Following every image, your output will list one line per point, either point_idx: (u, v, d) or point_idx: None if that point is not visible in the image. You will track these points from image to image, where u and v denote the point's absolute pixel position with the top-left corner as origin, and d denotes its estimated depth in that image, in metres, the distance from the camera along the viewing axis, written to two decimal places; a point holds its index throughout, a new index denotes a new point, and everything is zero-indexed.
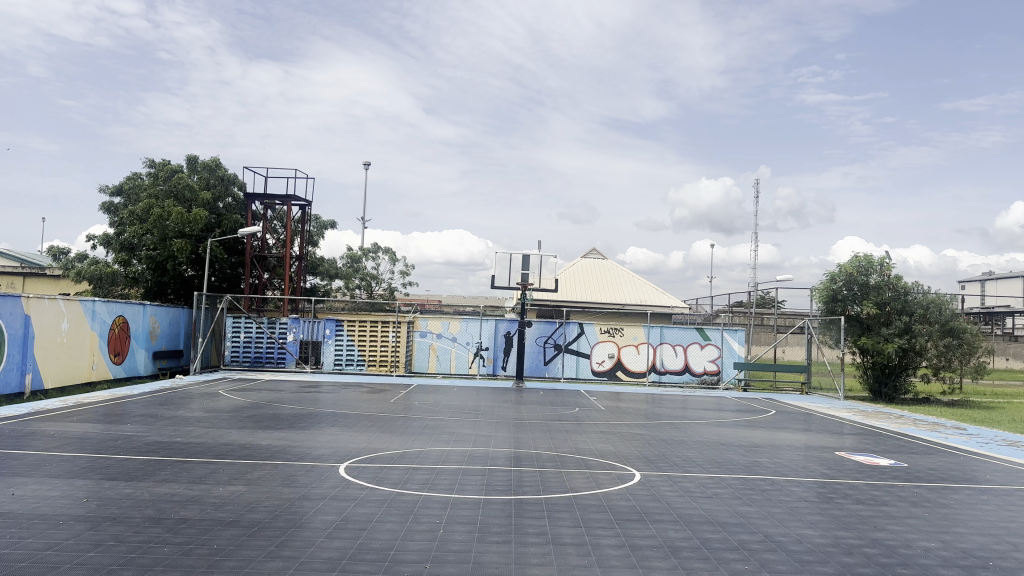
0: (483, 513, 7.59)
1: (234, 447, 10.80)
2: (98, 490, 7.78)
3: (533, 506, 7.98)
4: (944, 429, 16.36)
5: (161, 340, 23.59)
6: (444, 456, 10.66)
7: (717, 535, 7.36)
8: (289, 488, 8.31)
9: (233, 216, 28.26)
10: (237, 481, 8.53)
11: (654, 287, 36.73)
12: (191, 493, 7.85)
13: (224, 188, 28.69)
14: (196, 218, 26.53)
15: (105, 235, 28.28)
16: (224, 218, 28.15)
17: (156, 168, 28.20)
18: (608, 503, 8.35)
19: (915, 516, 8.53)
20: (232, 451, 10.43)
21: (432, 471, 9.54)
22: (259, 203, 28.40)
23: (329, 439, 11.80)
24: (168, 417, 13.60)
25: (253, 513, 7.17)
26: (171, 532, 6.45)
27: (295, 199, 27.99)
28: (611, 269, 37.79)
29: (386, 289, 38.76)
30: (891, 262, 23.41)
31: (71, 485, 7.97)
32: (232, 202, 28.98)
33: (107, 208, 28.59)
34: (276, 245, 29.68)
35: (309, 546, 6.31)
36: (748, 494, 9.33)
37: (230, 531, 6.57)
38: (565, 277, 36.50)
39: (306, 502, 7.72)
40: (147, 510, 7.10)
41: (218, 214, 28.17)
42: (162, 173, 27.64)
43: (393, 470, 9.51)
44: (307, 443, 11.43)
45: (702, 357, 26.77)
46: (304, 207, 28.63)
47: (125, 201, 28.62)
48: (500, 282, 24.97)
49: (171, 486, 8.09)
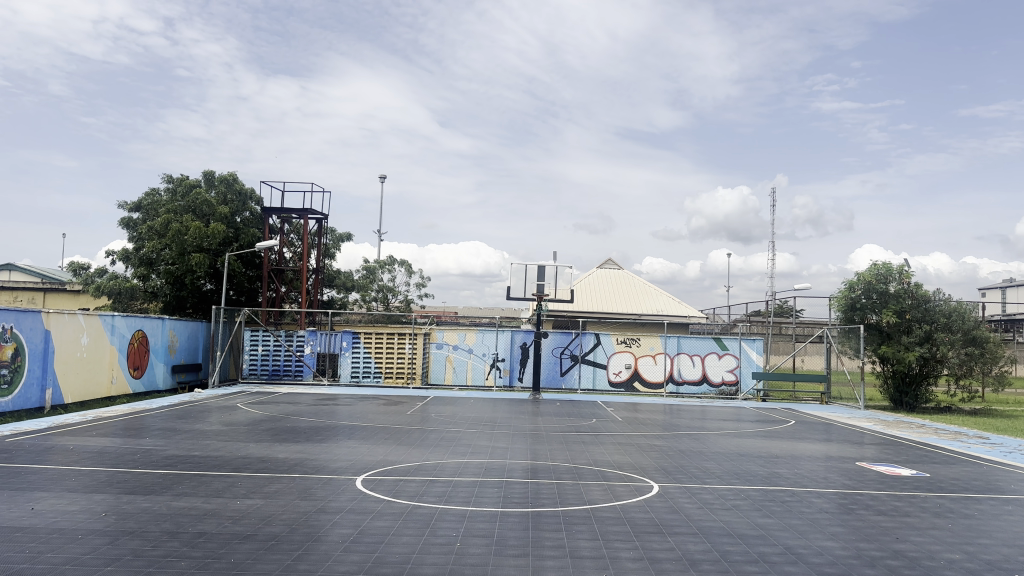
0: (500, 526, 7.55)
1: (252, 460, 10.84)
2: (117, 504, 7.82)
3: (551, 519, 7.93)
4: (966, 439, 16.13)
5: (180, 353, 23.79)
6: (461, 468, 10.63)
7: (736, 547, 7.27)
8: (306, 501, 8.33)
9: (251, 230, 28.50)
10: (254, 494, 8.55)
11: (670, 296, 36.63)
12: (210, 507, 7.88)
13: (241, 203, 28.94)
14: (214, 232, 26.77)
15: (125, 250, 28.59)
16: (242, 233, 28.37)
17: (175, 184, 28.52)
18: (626, 516, 8.27)
19: (938, 527, 8.39)
20: (249, 464, 10.46)
21: (449, 484, 9.51)
22: (276, 216, 28.61)
23: (346, 452, 11.81)
24: (187, 430, 13.67)
25: (271, 527, 7.18)
26: (188, 546, 6.47)
27: (312, 212, 28.17)
28: (628, 278, 37.76)
29: (402, 301, 38.86)
30: (911, 270, 23.18)
31: (90, 499, 8.01)
32: (249, 216, 29.24)
33: (126, 224, 28.92)
34: (293, 259, 29.88)
35: (326, 559, 6.31)
36: (767, 505, 9.21)
37: (247, 545, 6.58)
38: (581, 288, 36.46)
39: (323, 515, 7.73)
40: (165, 524, 7.13)
41: (235, 228, 28.40)
42: (180, 188, 27.95)
43: (410, 483, 9.50)
44: (325, 456, 11.43)
45: (721, 368, 26.60)
46: (321, 220, 28.80)
47: (144, 216, 28.92)
48: (515, 293, 24.96)
49: (190, 500, 8.12)
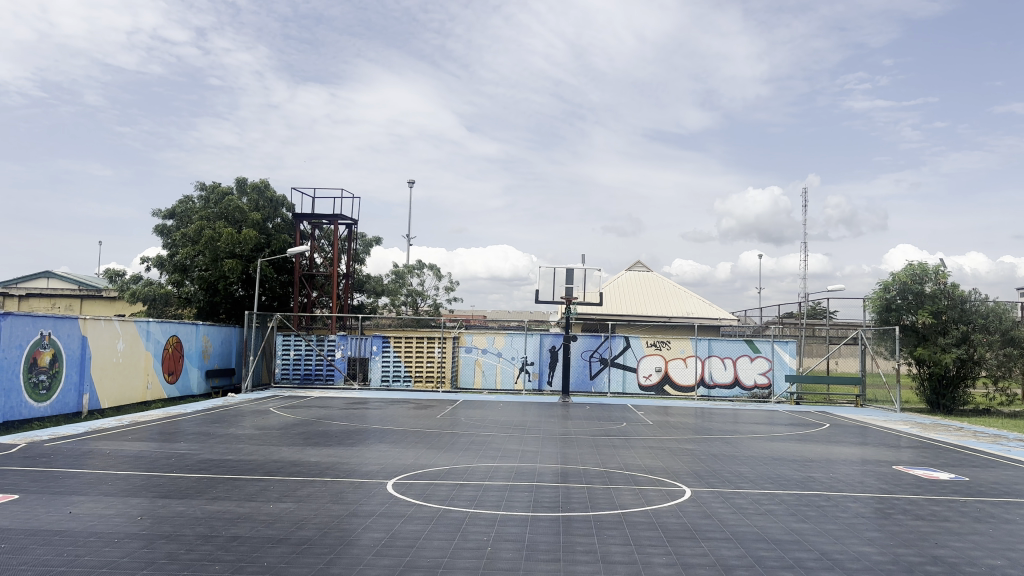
0: (531, 530, 7.53)
1: (285, 464, 10.94)
2: (152, 508, 7.94)
3: (582, 523, 7.89)
4: (1007, 442, 15.74)
5: (214, 358, 24.14)
6: (491, 473, 10.61)
7: (772, 552, 7.15)
8: (338, 504, 8.39)
9: (282, 236, 28.83)
10: (287, 498, 8.63)
11: (701, 299, 36.33)
12: (244, 511, 7.96)
13: (272, 209, 29.29)
14: (247, 238, 27.14)
15: (159, 257, 29.08)
16: (273, 239, 28.71)
17: (208, 191, 28.97)
18: (658, 520, 8.19)
19: (979, 532, 8.19)
20: (282, 468, 10.56)
21: (479, 488, 9.51)
22: (306, 222, 28.89)
23: (377, 456, 11.86)
24: (220, 435, 13.84)
25: (303, 531, 7.23)
26: (222, 550, 6.54)
27: (342, 218, 28.41)
28: (658, 281, 37.52)
29: (431, 305, 39.02)
30: (947, 270, 22.72)
31: (126, 503, 8.15)
32: (281, 222, 29.59)
33: (160, 231, 29.42)
34: (324, 264, 30.16)
35: (357, 563, 6.33)
36: (803, 510, 9.07)
37: (280, 549, 6.64)
38: (611, 291, 36.30)
39: (355, 519, 7.76)
40: (200, 528, 7.22)
41: (267, 235, 28.76)
42: (213, 195, 28.38)
43: (441, 487, 9.51)
44: (356, 459, 11.50)
45: (753, 371, 26.28)
46: (350, 226, 29.03)
47: (177, 224, 29.40)
48: (544, 297, 24.92)
49: (224, 504, 8.22)
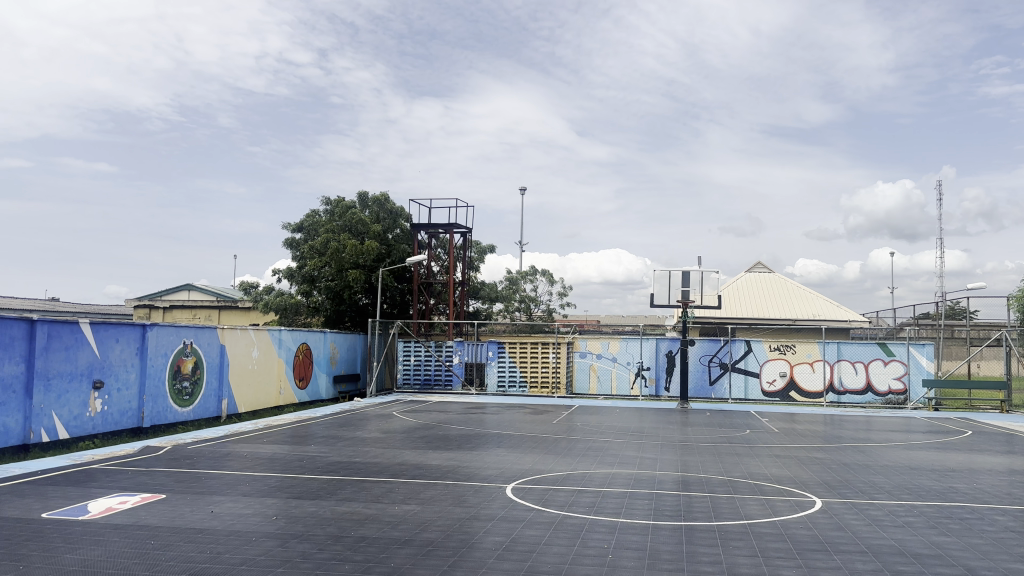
0: (652, 538, 7.39)
1: (407, 467, 11.25)
2: (286, 508, 8.35)
3: (705, 532, 7.67)
4: None
5: (341, 365, 25.21)
6: (609, 479, 10.51)
7: (913, 568, 6.70)
8: (460, 507, 8.53)
9: (402, 246, 29.76)
10: (411, 500, 8.86)
11: (827, 300, 34.65)
12: (370, 512, 8.24)
13: (391, 221, 30.30)
14: (368, 249, 28.20)
15: (289, 269, 30.68)
16: (393, 249, 29.68)
17: (332, 205, 30.33)
18: (787, 532, 7.84)
19: None
20: (405, 471, 10.87)
21: (598, 494, 9.43)
22: (424, 232, 29.71)
23: (495, 460, 12.00)
24: (347, 438, 14.42)
25: (427, 533, 7.40)
26: (351, 550, 6.79)
27: (457, 227, 29.03)
28: (779, 282, 36.11)
29: (545, 310, 39.18)
30: None
31: (262, 503, 8.61)
32: (399, 233, 30.55)
33: (289, 244, 31.06)
34: (441, 272, 30.89)
35: (480, 566, 6.42)
36: (947, 523, 8.44)
37: (406, 550, 6.81)
38: (729, 293, 35.24)
39: (476, 522, 7.88)
40: (330, 528, 7.53)
41: (387, 245, 29.77)
42: (337, 209, 29.69)
43: (559, 492, 9.50)
44: (475, 463, 11.67)
45: (886, 375, 24.79)
46: (465, 234, 29.61)
47: (305, 237, 30.92)
48: (659, 301, 24.49)
49: (352, 505, 8.53)
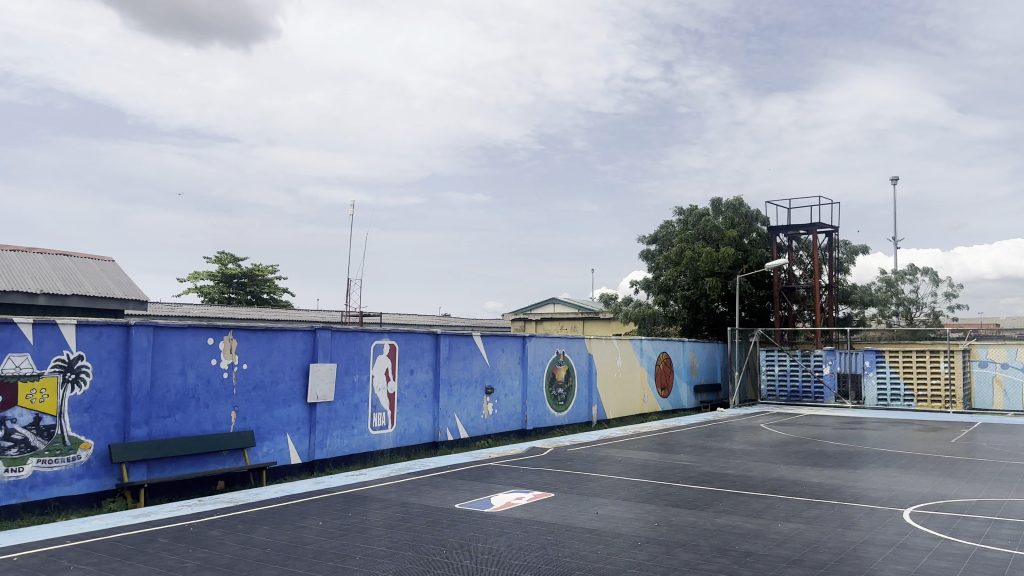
0: None
1: (784, 481, 10.76)
2: (666, 515, 8.53)
3: None
4: None
5: (702, 374, 25.16)
6: None
7: None
8: (850, 530, 7.90)
9: (760, 251, 28.59)
10: (794, 518, 8.45)
11: None
12: (752, 526, 8.04)
13: (748, 225, 29.24)
14: (725, 256, 27.67)
15: (646, 280, 31.41)
16: (750, 254, 28.60)
17: (686, 214, 30.39)
18: None
19: None
20: (782, 486, 10.40)
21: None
22: (782, 235, 28.39)
23: (885, 481, 10.89)
24: (715, 448, 14.28)
25: (817, 554, 6.98)
26: (737, 564, 6.68)
27: (820, 227, 27.17)
28: None
29: (928, 314, 34.78)
30: None
31: (642, 509, 8.91)
32: (757, 237, 29.29)
33: (646, 256, 31.81)
34: (804, 276, 29.13)
35: None
36: None
37: (796, 571, 6.50)
38: None
39: (872, 547, 7.21)
40: (712, 539, 7.50)
41: (744, 250, 28.82)
42: (691, 218, 29.74)
43: (972, 522, 8.27)
44: (860, 483, 10.73)
45: None
46: (830, 234, 27.59)
47: (660, 247, 31.27)
48: None
49: (731, 518, 8.41)
